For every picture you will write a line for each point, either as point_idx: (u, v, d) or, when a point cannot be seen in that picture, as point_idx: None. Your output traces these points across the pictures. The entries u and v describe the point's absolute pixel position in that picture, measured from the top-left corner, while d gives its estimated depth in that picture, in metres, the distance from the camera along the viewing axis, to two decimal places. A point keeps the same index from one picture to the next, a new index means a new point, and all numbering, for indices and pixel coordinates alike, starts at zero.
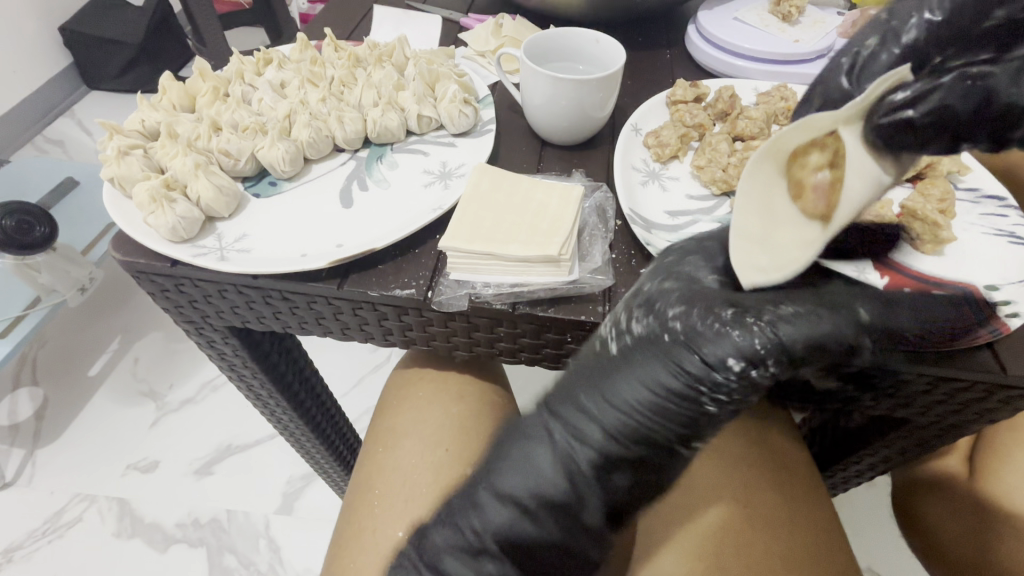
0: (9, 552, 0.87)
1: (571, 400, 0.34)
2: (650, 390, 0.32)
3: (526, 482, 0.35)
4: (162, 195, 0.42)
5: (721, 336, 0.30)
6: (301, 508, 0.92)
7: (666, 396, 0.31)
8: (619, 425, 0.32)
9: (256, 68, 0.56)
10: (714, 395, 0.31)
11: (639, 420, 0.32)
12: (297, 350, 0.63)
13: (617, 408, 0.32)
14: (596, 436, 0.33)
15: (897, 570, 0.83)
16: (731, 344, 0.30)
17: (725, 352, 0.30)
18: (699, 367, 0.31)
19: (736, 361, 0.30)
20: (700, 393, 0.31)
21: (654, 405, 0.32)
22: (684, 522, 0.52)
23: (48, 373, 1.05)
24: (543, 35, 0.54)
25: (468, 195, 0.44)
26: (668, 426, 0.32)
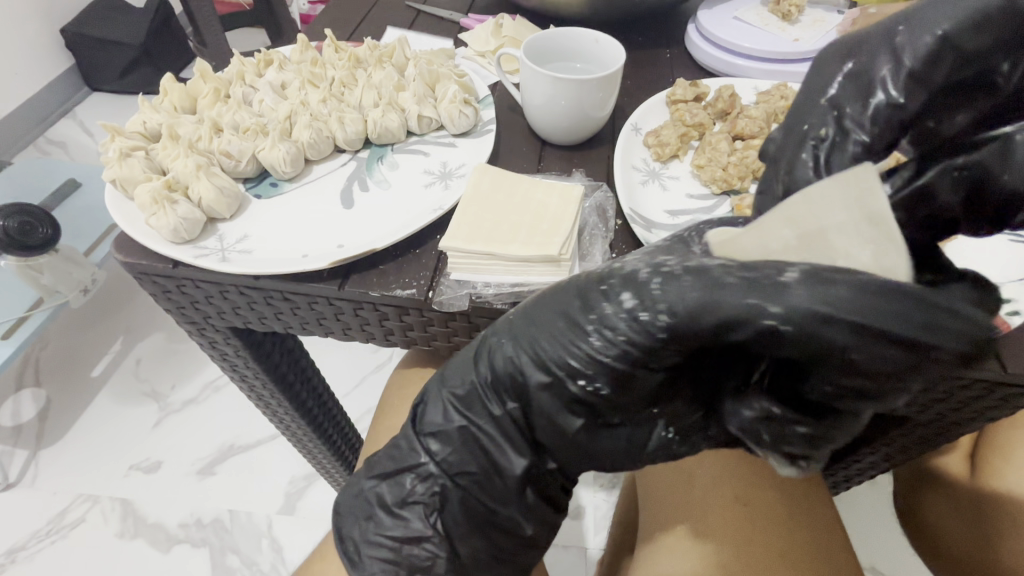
0: (13, 552, 0.87)
1: (520, 330, 0.33)
2: (578, 344, 0.30)
3: (440, 387, 0.37)
4: (163, 196, 0.43)
5: (631, 317, 0.28)
6: (302, 508, 0.93)
7: (569, 329, 0.31)
8: (526, 347, 0.33)
9: (257, 69, 0.57)
10: (602, 332, 0.29)
11: (540, 347, 0.32)
12: (298, 350, 0.63)
13: (531, 331, 0.32)
14: (530, 371, 0.32)
15: (899, 569, 0.83)
16: (636, 293, 0.28)
17: (629, 294, 0.28)
18: (605, 313, 0.29)
19: (637, 315, 0.28)
20: (590, 331, 0.29)
21: (551, 334, 0.31)
22: (686, 520, 0.51)
23: (51, 374, 1.05)
24: (543, 35, 0.54)
25: (468, 196, 0.44)
26: (558, 360, 0.31)
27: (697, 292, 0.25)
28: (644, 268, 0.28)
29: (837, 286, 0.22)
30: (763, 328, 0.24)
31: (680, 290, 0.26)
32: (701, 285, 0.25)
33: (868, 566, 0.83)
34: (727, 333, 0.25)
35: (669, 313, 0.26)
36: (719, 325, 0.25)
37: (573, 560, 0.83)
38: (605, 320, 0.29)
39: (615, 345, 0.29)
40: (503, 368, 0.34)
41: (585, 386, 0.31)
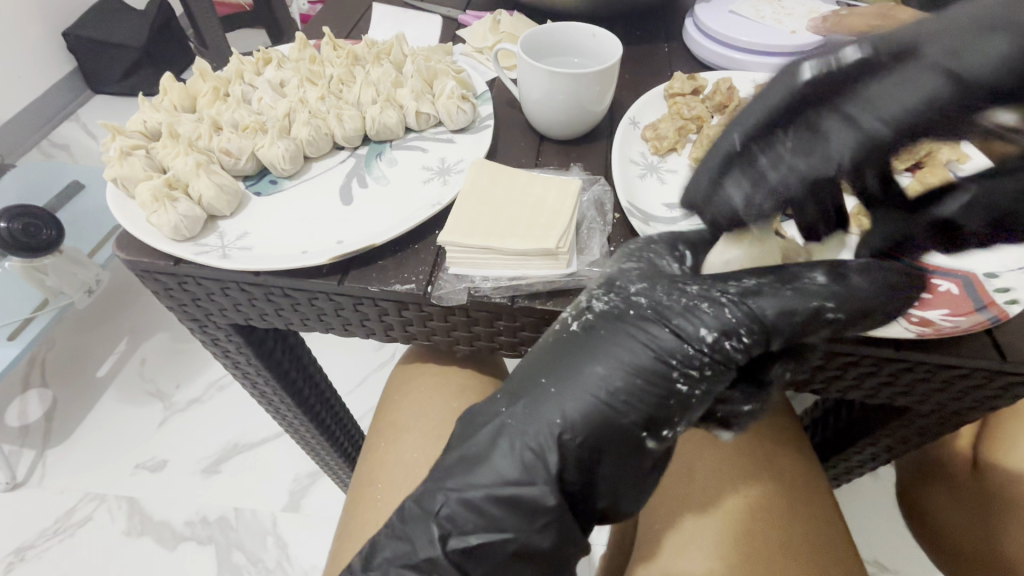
0: (21, 551, 0.88)
1: (575, 374, 0.33)
2: (649, 366, 0.32)
3: (495, 451, 0.35)
4: (163, 194, 0.43)
5: (706, 336, 0.31)
6: (307, 506, 0.93)
7: (642, 377, 0.32)
8: (594, 407, 0.32)
9: (256, 68, 0.57)
10: (686, 373, 0.32)
11: (608, 405, 0.32)
12: (300, 347, 0.63)
13: (588, 392, 0.33)
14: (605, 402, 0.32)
15: (904, 563, 0.83)
16: (709, 325, 0.31)
17: (708, 328, 0.31)
18: (685, 351, 0.32)
19: (721, 344, 0.31)
20: (674, 372, 0.32)
21: (625, 391, 0.32)
22: (707, 507, 0.51)
23: (56, 374, 1.06)
24: (540, 31, 0.54)
25: (466, 191, 0.44)
26: (640, 414, 0.32)
27: (776, 299, 0.31)
28: (699, 299, 0.32)
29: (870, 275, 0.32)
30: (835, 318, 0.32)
31: (755, 310, 0.31)
32: (780, 304, 0.31)
33: (871, 561, 0.83)
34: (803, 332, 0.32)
35: (762, 327, 0.31)
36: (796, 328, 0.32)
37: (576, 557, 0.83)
38: (685, 359, 0.32)
39: (701, 378, 0.32)
40: (586, 431, 0.33)
41: (666, 430, 0.33)
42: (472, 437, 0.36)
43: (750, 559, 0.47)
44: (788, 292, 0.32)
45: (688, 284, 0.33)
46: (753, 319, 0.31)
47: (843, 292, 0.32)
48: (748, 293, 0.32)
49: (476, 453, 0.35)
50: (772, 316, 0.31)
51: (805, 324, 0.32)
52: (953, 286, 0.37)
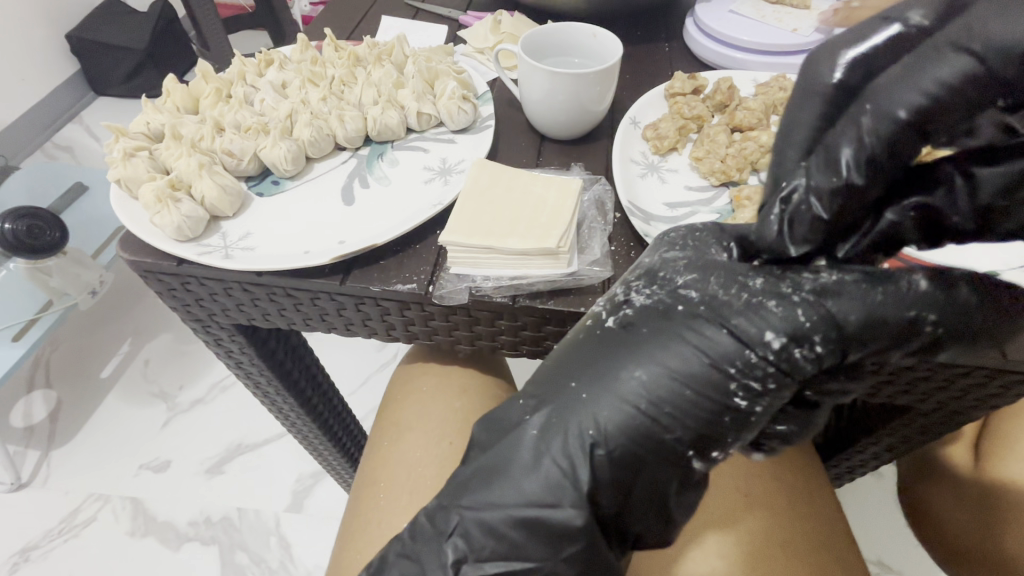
0: (26, 551, 0.89)
1: (621, 378, 0.31)
2: (706, 375, 0.30)
3: (522, 462, 0.32)
4: (167, 195, 0.43)
5: (775, 341, 0.30)
6: (310, 506, 0.93)
7: (692, 384, 0.30)
8: (635, 413, 0.31)
9: (258, 69, 0.57)
10: (746, 386, 0.30)
11: (648, 412, 0.31)
12: (303, 347, 0.63)
13: (626, 396, 0.31)
14: (656, 415, 0.31)
15: (907, 563, 0.82)
16: (779, 327, 0.30)
17: (775, 334, 0.30)
18: (751, 360, 0.30)
19: (790, 353, 0.30)
20: (733, 382, 0.30)
21: (674, 401, 0.30)
22: (718, 502, 0.51)
23: (61, 375, 1.07)
24: (539, 31, 0.54)
25: (467, 191, 0.45)
26: (685, 422, 0.31)
27: (859, 304, 0.30)
28: (767, 302, 0.31)
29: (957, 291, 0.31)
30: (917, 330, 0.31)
31: (830, 317, 0.30)
32: (863, 308, 0.30)
33: (875, 561, 0.83)
34: (880, 347, 0.31)
35: (838, 334, 0.30)
36: (875, 342, 0.31)
37: None
38: (748, 367, 0.30)
39: (763, 391, 0.30)
40: (624, 441, 0.31)
41: (715, 448, 0.31)
42: (503, 445, 0.33)
43: (756, 559, 0.48)
44: (876, 302, 0.30)
45: (754, 281, 0.32)
46: (828, 323, 0.30)
47: (943, 300, 0.31)
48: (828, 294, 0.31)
49: (502, 460, 0.33)
50: (850, 326, 0.30)
51: (895, 338, 0.31)
52: None
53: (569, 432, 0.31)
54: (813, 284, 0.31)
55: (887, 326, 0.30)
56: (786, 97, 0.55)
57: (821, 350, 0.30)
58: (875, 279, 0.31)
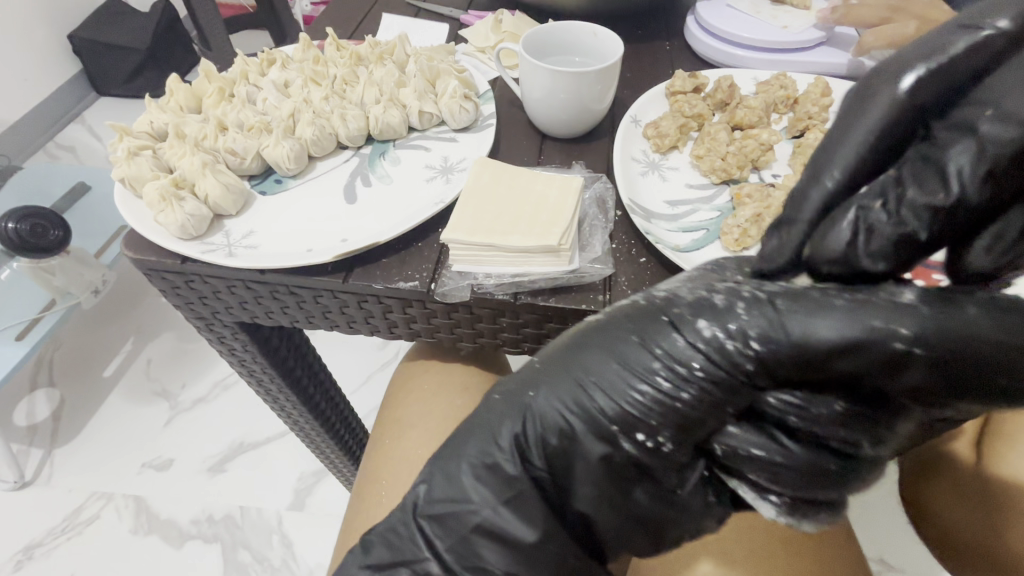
0: (30, 549, 0.89)
1: (565, 360, 0.32)
2: (638, 364, 0.30)
3: (491, 443, 0.33)
4: (171, 193, 0.44)
5: (707, 334, 0.29)
6: (312, 504, 0.94)
7: (626, 369, 0.30)
8: (571, 393, 0.31)
9: (260, 68, 0.57)
10: (671, 371, 0.29)
11: (586, 397, 0.31)
12: (306, 345, 0.64)
13: (571, 378, 0.31)
14: (586, 399, 0.31)
15: (908, 561, 0.83)
16: (714, 318, 0.29)
17: (707, 321, 0.29)
18: (677, 345, 0.30)
19: (719, 342, 0.29)
20: (659, 370, 0.30)
21: (604, 385, 0.30)
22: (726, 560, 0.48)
23: (64, 374, 1.07)
24: (541, 30, 0.54)
25: (469, 189, 0.45)
26: (611, 408, 0.30)
27: (813, 312, 0.27)
28: (716, 295, 0.30)
29: (962, 314, 0.26)
30: (893, 350, 0.26)
31: (775, 317, 0.28)
32: (812, 310, 0.27)
33: (876, 559, 0.83)
34: (837, 359, 0.27)
35: (778, 330, 0.28)
36: (824, 352, 0.27)
37: None
38: (675, 353, 0.30)
39: (692, 380, 0.29)
40: (551, 419, 0.31)
41: (645, 437, 0.30)
42: (466, 420, 0.35)
43: (758, 556, 0.48)
44: (837, 312, 0.27)
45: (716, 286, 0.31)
46: (771, 324, 0.28)
47: (933, 318, 0.26)
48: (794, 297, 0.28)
49: (458, 431, 0.35)
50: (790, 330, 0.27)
51: (853, 352, 0.26)
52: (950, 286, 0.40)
53: (510, 406, 0.33)
54: (778, 286, 0.29)
55: (849, 334, 0.26)
56: (787, 95, 0.55)
57: (756, 349, 0.28)
58: (850, 289, 0.28)
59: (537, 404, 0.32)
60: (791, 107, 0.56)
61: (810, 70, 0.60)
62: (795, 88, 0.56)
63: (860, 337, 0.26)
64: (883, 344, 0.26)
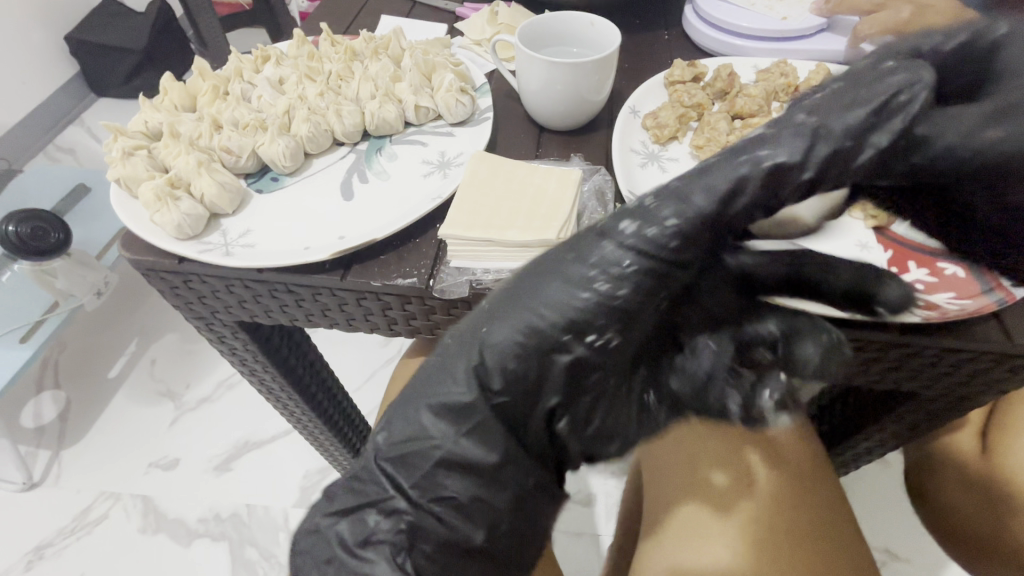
0: (40, 549, 0.90)
1: (505, 293, 0.31)
2: (578, 274, 0.30)
3: (453, 372, 0.32)
4: (166, 193, 0.43)
5: (632, 235, 0.29)
6: (318, 501, 0.94)
7: (565, 285, 0.30)
8: (517, 320, 0.30)
9: (255, 66, 0.57)
10: (607, 272, 0.29)
11: (532, 317, 0.30)
12: (307, 343, 0.64)
13: (511, 313, 0.30)
14: (534, 319, 0.30)
15: (916, 551, 0.83)
16: (640, 220, 0.29)
17: (633, 225, 0.29)
18: (607, 249, 0.30)
19: (644, 237, 0.29)
20: (596, 274, 0.30)
21: (546, 302, 0.30)
22: (737, 554, 0.46)
23: (70, 376, 1.08)
24: (537, 21, 0.53)
25: (466, 184, 0.44)
26: (557, 318, 0.30)
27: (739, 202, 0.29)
28: (643, 200, 0.30)
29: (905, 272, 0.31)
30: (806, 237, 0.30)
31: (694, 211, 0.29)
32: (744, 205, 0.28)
33: (882, 549, 0.83)
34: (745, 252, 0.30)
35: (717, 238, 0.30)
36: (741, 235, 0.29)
37: (583, 548, 0.86)
38: (608, 259, 0.30)
39: (625, 277, 0.29)
40: (496, 344, 0.31)
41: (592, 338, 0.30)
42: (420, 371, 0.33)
43: (762, 547, 0.46)
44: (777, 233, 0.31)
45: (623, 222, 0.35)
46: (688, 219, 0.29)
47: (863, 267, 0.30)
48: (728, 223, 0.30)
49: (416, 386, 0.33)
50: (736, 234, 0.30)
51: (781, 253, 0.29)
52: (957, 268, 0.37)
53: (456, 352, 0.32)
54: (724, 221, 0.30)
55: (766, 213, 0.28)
56: (787, 83, 0.54)
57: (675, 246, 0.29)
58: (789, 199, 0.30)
59: (482, 340, 0.31)
60: (792, 94, 0.55)
61: (810, 57, 0.59)
62: (795, 75, 0.55)
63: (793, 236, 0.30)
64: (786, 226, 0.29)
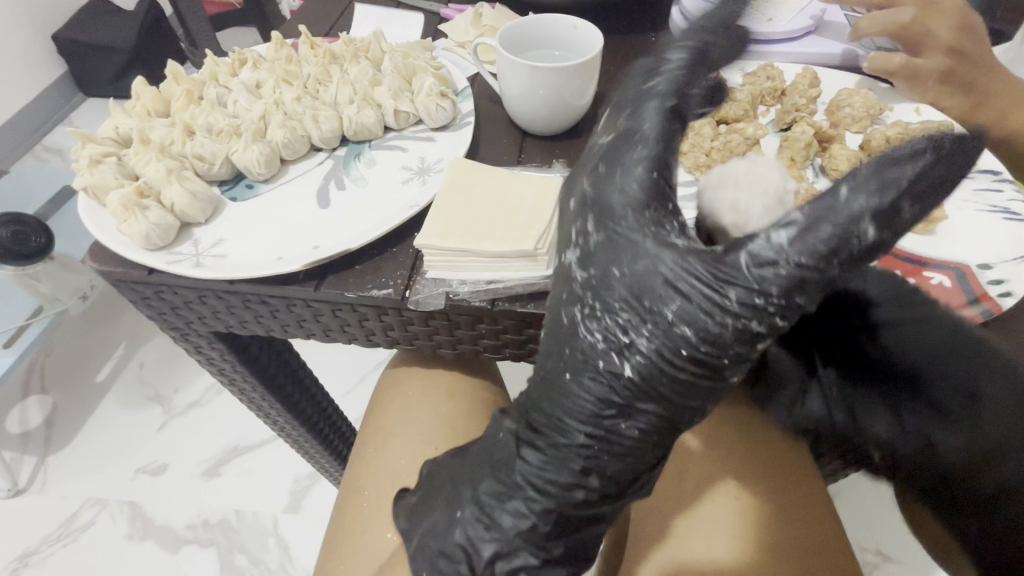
0: (25, 557, 0.89)
1: (562, 405, 0.36)
2: (650, 366, 0.33)
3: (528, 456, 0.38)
4: (134, 203, 0.42)
5: (708, 319, 0.31)
6: (307, 507, 0.93)
7: (643, 369, 0.33)
8: (593, 413, 0.35)
9: (232, 69, 0.55)
10: (697, 356, 0.32)
11: (607, 409, 0.34)
12: (289, 351, 0.62)
13: (577, 404, 0.35)
14: (609, 415, 0.34)
15: (910, 554, 0.82)
16: (707, 303, 0.31)
17: (714, 309, 0.31)
18: (682, 332, 0.32)
19: (714, 315, 0.31)
20: (679, 358, 0.32)
21: (624, 395, 0.34)
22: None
23: (56, 381, 1.06)
24: (519, 24, 0.52)
25: (443, 192, 0.43)
26: (644, 404, 0.34)
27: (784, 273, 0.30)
28: (698, 274, 0.31)
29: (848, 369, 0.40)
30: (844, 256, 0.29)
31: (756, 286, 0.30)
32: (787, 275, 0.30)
33: (874, 551, 0.83)
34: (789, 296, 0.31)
35: (751, 284, 0.30)
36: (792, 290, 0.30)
37: None
38: (691, 339, 0.32)
39: (714, 348, 0.31)
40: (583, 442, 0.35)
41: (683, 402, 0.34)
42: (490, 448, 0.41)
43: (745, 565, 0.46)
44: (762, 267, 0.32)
45: (582, 271, 0.35)
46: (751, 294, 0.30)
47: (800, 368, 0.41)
48: (757, 262, 0.30)
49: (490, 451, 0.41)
50: (790, 269, 0.29)
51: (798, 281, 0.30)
52: (946, 279, 0.41)
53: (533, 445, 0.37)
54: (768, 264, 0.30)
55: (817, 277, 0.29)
56: (773, 87, 0.53)
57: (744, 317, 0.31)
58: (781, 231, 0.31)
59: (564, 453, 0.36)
60: (779, 98, 0.54)
61: (797, 60, 0.58)
62: (782, 78, 0.54)
63: (864, 256, 0.29)
64: (855, 239, 0.29)
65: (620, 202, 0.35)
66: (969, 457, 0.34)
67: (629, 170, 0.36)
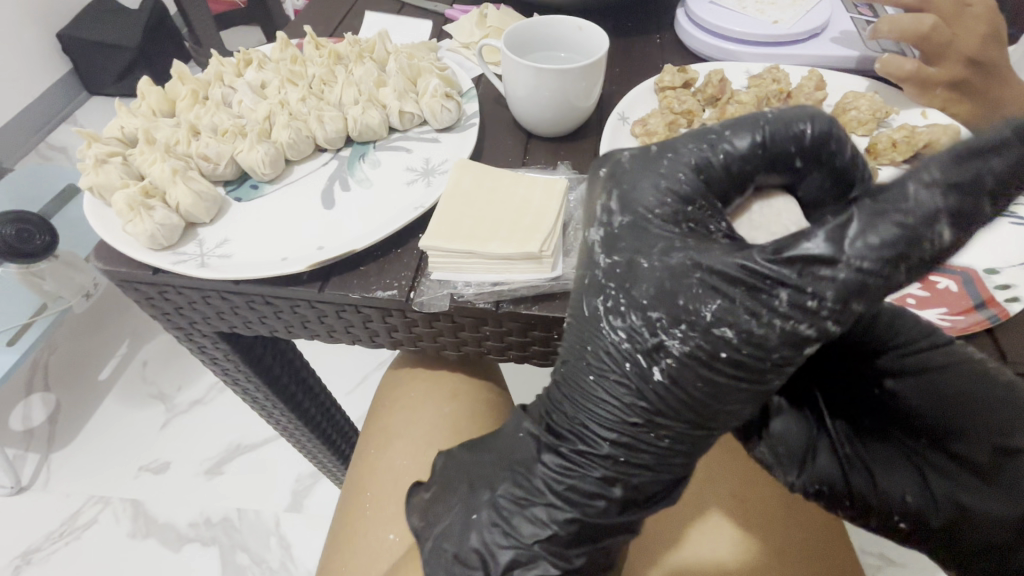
0: (29, 554, 0.89)
1: (582, 412, 0.35)
2: (675, 377, 0.31)
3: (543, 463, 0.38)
4: (139, 202, 0.42)
5: (747, 318, 0.29)
6: (309, 506, 0.93)
7: (669, 377, 0.31)
8: (615, 423, 0.34)
9: (237, 69, 0.55)
10: (733, 360, 0.30)
11: (629, 423, 0.33)
12: (292, 351, 0.63)
13: (597, 419, 0.34)
14: (632, 429, 0.34)
15: (914, 558, 0.82)
16: (751, 304, 0.28)
17: (756, 312, 0.28)
18: (721, 335, 0.29)
19: (755, 318, 0.28)
20: (714, 365, 0.30)
21: (649, 407, 0.32)
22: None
23: (60, 378, 1.06)
24: (524, 25, 0.52)
25: (449, 194, 0.43)
26: (670, 417, 0.32)
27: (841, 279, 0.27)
28: (740, 275, 0.28)
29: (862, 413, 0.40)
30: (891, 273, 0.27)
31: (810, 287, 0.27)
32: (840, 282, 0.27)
33: (876, 554, 0.83)
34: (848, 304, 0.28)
35: (801, 286, 0.27)
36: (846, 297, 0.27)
37: None
38: (727, 342, 0.29)
39: (751, 352, 0.29)
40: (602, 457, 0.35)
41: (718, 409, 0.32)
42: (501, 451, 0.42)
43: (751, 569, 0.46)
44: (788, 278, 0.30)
45: (606, 256, 0.33)
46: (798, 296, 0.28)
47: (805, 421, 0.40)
48: (812, 263, 0.27)
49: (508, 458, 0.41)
50: (852, 271, 0.27)
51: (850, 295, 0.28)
52: (953, 283, 0.40)
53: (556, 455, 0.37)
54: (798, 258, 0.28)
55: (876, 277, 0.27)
56: (779, 89, 0.53)
57: (791, 314, 0.28)
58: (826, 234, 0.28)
59: (585, 467, 0.36)
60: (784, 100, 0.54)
61: (803, 63, 0.58)
62: (788, 81, 0.54)
63: (930, 256, 0.27)
64: (928, 240, 0.26)
65: (649, 193, 0.32)
66: (1009, 529, 0.36)
67: (679, 161, 0.31)
